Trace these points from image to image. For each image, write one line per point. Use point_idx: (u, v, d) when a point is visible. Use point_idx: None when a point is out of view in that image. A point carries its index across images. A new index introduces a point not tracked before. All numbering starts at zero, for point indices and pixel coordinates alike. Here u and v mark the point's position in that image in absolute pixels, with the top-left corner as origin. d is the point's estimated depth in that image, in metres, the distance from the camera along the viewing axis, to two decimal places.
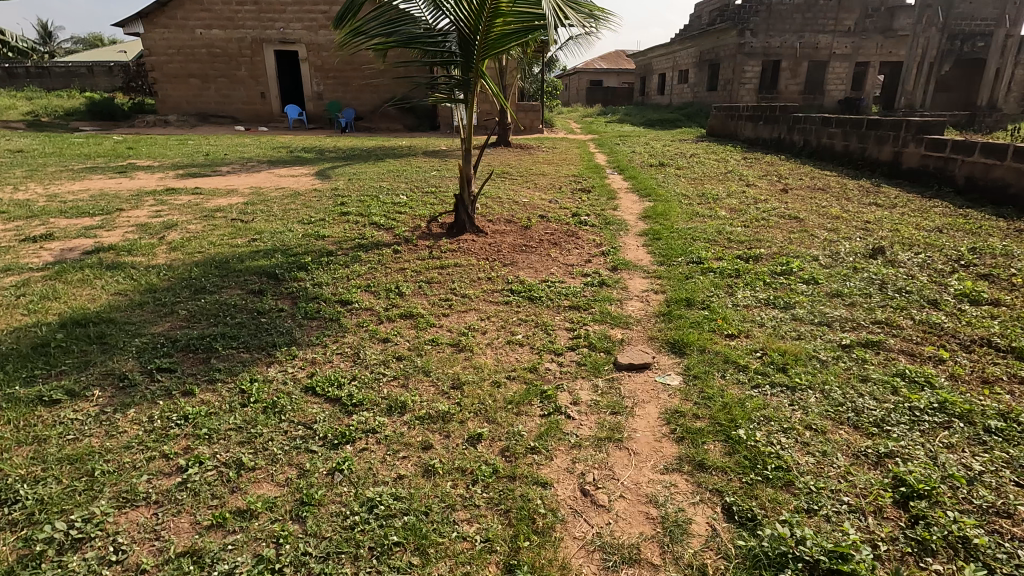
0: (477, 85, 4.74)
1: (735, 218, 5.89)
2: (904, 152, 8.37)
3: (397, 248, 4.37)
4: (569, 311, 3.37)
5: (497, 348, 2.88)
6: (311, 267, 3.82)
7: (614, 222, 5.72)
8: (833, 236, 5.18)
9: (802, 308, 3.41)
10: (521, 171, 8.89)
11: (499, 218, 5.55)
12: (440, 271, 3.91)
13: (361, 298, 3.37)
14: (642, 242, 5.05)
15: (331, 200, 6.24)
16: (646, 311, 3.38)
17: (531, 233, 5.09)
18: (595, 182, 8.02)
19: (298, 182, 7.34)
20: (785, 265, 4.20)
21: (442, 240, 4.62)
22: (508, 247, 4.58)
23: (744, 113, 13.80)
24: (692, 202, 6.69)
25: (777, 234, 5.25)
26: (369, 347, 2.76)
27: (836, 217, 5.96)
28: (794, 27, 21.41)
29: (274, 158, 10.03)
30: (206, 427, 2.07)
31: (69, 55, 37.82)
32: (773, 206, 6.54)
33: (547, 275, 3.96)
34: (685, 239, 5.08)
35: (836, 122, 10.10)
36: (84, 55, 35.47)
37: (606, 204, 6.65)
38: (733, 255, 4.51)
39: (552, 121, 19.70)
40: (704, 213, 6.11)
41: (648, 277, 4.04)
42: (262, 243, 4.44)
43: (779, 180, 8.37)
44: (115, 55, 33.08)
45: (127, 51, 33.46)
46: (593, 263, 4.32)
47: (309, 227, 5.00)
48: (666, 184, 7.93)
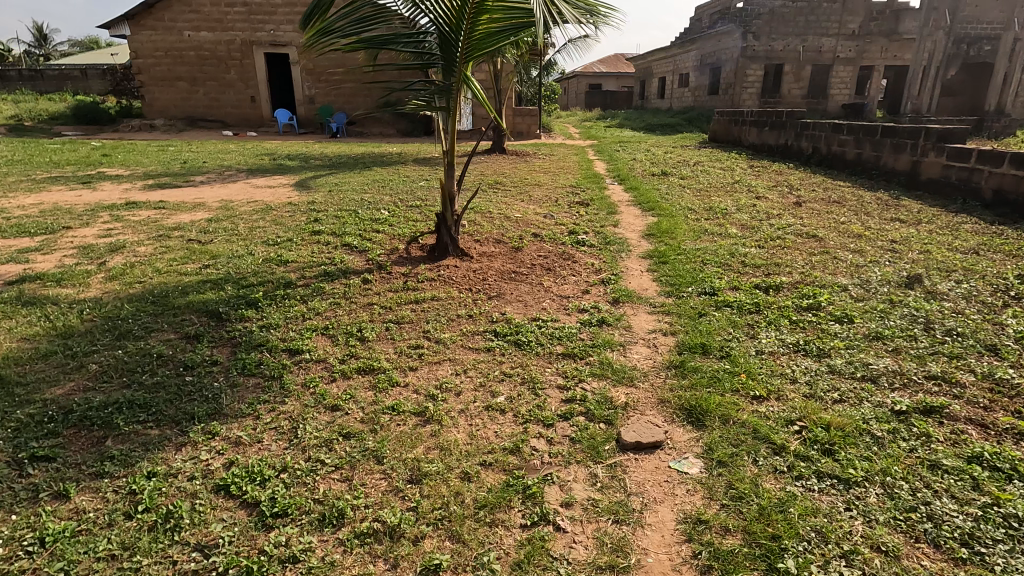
0: (460, 92, 4.18)
1: (748, 237, 5.38)
2: (923, 162, 7.87)
3: (368, 276, 3.84)
4: (563, 362, 2.84)
5: (473, 417, 2.34)
6: (263, 303, 3.28)
7: (615, 242, 5.20)
8: (859, 259, 4.66)
9: (839, 358, 2.88)
10: (517, 181, 8.38)
11: (488, 237, 5.03)
12: (414, 307, 3.38)
13: (315, 346, 2.83)
14: (646, 266, 4.53)
15: (305, 216, 5.71)
16: (655, 362, 2.85)
17: (522, 255, 4.57)
18: (593, 194, 7.51)
19: (274, 194, 6.83)
20: (811, 298, 3.67)
21: (421, 266, 4.09)
22: (496, 274, 4.05)
23: (749, 119, 13.30)
24: (699, 217, 6.18)
25: (796, 257, 4.74)
26: (312, 419, 2.23)
27: (858, 236, 5.46)
28: (797, 30, 20.95)
29: (256, 166, 9.51)
30: (65, 559, 1.53)
31: (64, 58, 37.60)
32: (787, 222, 6.03)
33: (538, 311, 3.44)
34: (695, 262, 4.57)
35: (847, 129, 9.61)
36: (78, 57, 35.16)
37: (606, 219, 6.13)
38: (749, 284, 4.00)
39: (550, 126, 19.21)
40: (713, 230, 5.60)
41: (654, 313, 3.52)
42: (216, 270, 3.91)
43: (790, 191, 7.87)
44: (109, 57, 32.62)
45: (121, 54, 33.19)
46: (591, 293, 3.80)
47: (274, 249, 4.47)
48: (669, 196, 7.43)
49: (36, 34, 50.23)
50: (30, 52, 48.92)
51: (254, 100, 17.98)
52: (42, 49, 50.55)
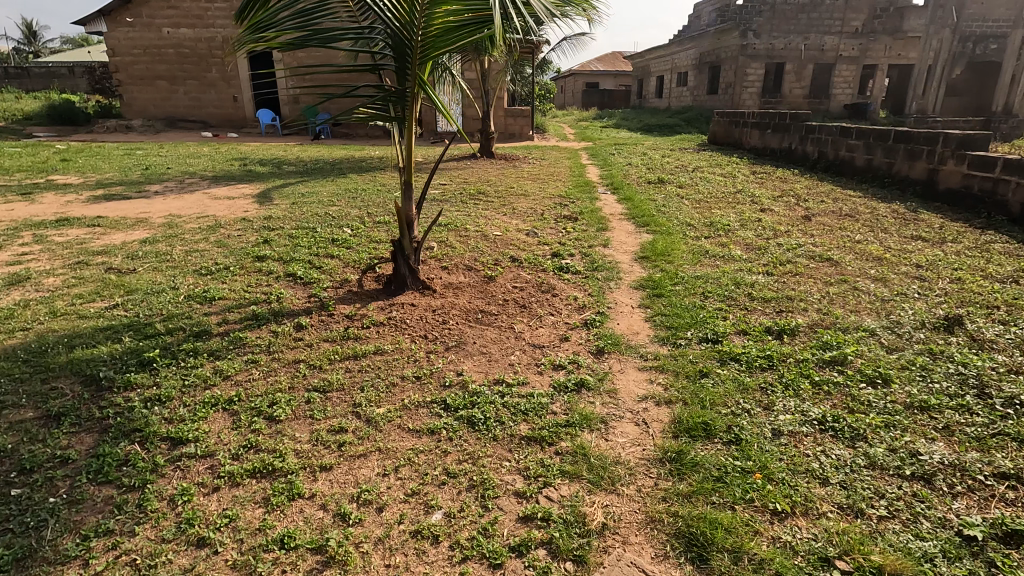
0: (418, 99, 3.53)
1: (752, 260, 4.79)
2: (941, 170, 7.27)
3: (305, 320, 3.21)
4: (526, 450, 2.21)
5: (393, 553, 1.71)
6: (159, 364, 2.64)
7: (604, 267, 4.59)
8: (883, 290, 4.05)
9: (878, 444, 2.25)
10: (502, 191, 7.76)
11: (458, 263, 4.41)
12: (350, 365, 2.74)
13: (207, 433, 2.19)
14: (637, 299, 3.93)
15: (256, 235, 5.07)
16: (644, 450, 2.22)
17: (495, 287, 3.95)
18: (583, 206, 6.90)
19: (231, 208, 6.19)
20: (836, 349, 3.05)
21: (371, 305, 3.46)
22: (460, 314, 3.43)
23: (750, 121, 12.69)
24: (699, 234, 5.56)
25: (809, 287, 4.14)
26: (163, 566, 1.60)
27: (877, 259, 4.85)
28: (799, 28, 20.29)
29: (223, 173, 8.86)
30: None
31: (52, 56, 36.95)
32: (797, 240, 5.42)
33: (503, 370, 2.81)
34: (693, 296, 3.96)
35: (856, 133, 9.01)
36: (66, 54, 34.50)
37: (595, 237, 5.52)
38: (758, 326, 3.39)
39: (544, 127, 18.56)
40: (714, 251, 5.00)
41: (645, 370, 2.89)
42: (124, 313, 3.27)
43: (797, 202, 7.26)
44: (88, 54, 31.63)
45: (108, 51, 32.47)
46: (571, 341, 3.18)
47: (205, 282, 3.83)
48: (666, 208, 6.80)
49: (23, 30, 49.22)
50: (17, 48, 48.18)
51: (236, 100, 17.30)
52: (31, 45, 49.95)
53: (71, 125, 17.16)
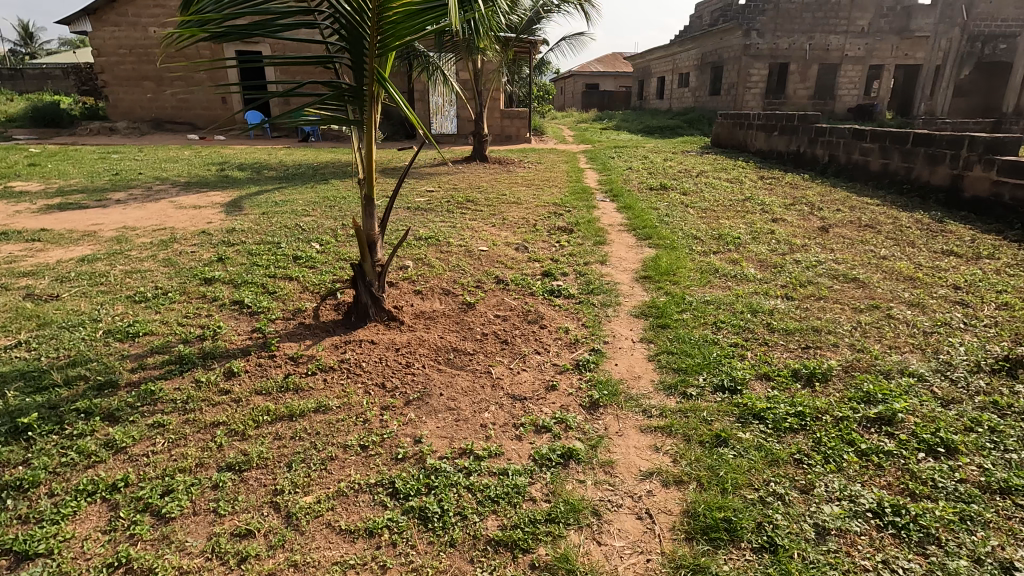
0: (380, 99, 2.99)
1: (769, 280, 4.25)
2: (966, 176, 6.73)
3: (239, 364, 2.66)
4: (492, 563, 1.67)
5: None
6: (37, 432, 2.09)
7: (601, 289, 4.06)
8: (923, 319, 3.52)
9: (958, 552, 1.71)
10: (492, 198, 7.22)
11: (435, 286, 3.87)
12: (282, 431, 2.20)
13: (67, 542, 1.64)
14: (639, 331, 3.39)
15: (213, 251, 4.53)
16: (649, 564, 1.69)
17: (474, 316, 3.41)
18: (579, 215, 6.38)
19: (193, 220, 5.65)
20: (881, 404, 2.51)
21: (324, 343, 2.92)
22: (429, 355, 2.88)
23: (755, 123, 12.17)
24: (706, 249, 5.03)
25: (836, 315, 3.59)
26: None
27: (909, 279, 4.29)
28: (804, 27, 19.75)
29: (198, 179, 8.34)
30: None
31: (48, 57, 36.55)
32: (815, 256, 4.88)
33: (472, 434, 2.26)
34: (703, 326, 3.41)
35: (871, 136, 8.49)
36: (60, 56, 34.07)
37: (592, 252, 4.99)
38: (783, 370, 2.84)
39: (542, 128, 18.04)
40: (724, 270, 4.46)
41: (648, 433, 2.34)
42: (23, 355, 2.73)
43: (811, 211, 6.71)
44: (81, 55, 31.13)
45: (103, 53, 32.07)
46: (559, 391, 2.64)
47: (135, 312, 3.29)
48: (670, 218, 6.26)
49: (20, 31, 48.84)
50: (14, 50, 47.84)
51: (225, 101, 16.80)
52: (26, 46, 49.54)
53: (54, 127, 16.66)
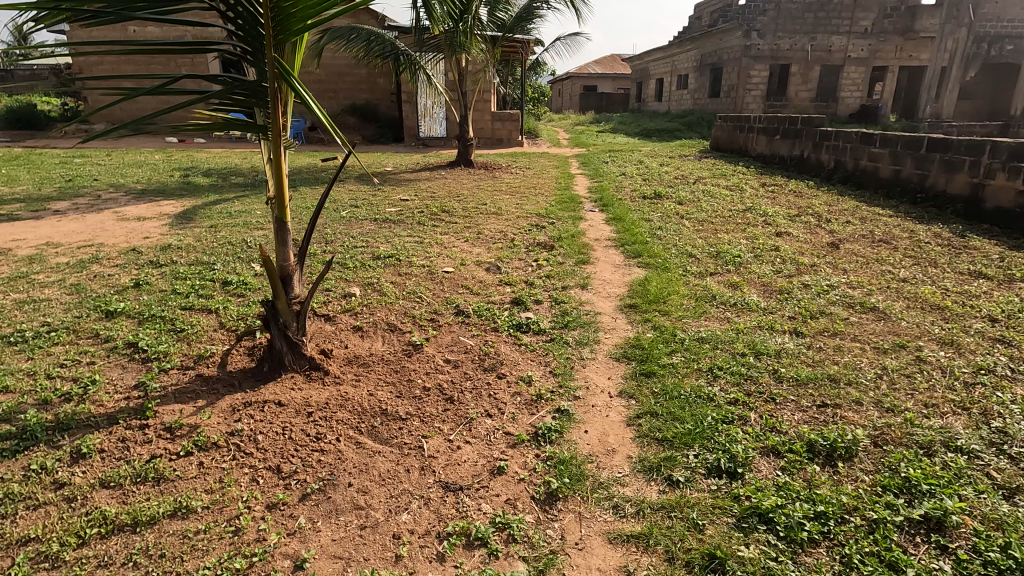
0: (288, 103, 2.38)
1: (774, 309, 3.67)
2: (988, 185, 6.14)
3: (94, 440, 2.06)
4: None
5: None
6: None
7: (578, 322, 3.47)
8: (962, 364, 2.92)
9: None
10: (470, 208, 6.65)
11: (380, 320, 3.26)
12: (113, 554, 1.60)
13: None
14: (618, 380, 2.80)
15: (134, 274, 3.95)
16: None
17: (418, 362, 2.81)
18: (564, 228, 5.80)
19: (131, 234, 5.07)
20: (927, 497, 1.91)
21: (220, 404, 2.33)
22: (350, 421, 2.28)
23: (756, 126, 11.62)
24: (702, 270, 4.45)
25: (857, 359, 3.00)
26: None
27: (937, 309, 3.70)
28: (806, 28, 19.19)
29: (157, 185, 7.79)
30: None
31: None
32: (826, 278, 4.29)
33: (378, 554, 1.67)
34: (697, 376, 2.82)
35: (881, 140, 7.93)
36: None
37: (573, 273, 4.40)
38: (795, 441, 2.25)
39: (536, 131, 17.47)
40: (722, 297, 3.87)
41: (618, 547, 1.75)
42: None
43: (818, 223, 6.14)
44: None
45: None
46: (508, 477, 2.03)
47: (2, 358, 2.70)
48: (662, 232, 5.67)
49: None
50: None
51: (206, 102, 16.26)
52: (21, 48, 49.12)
53: (31, 129, 16.13)
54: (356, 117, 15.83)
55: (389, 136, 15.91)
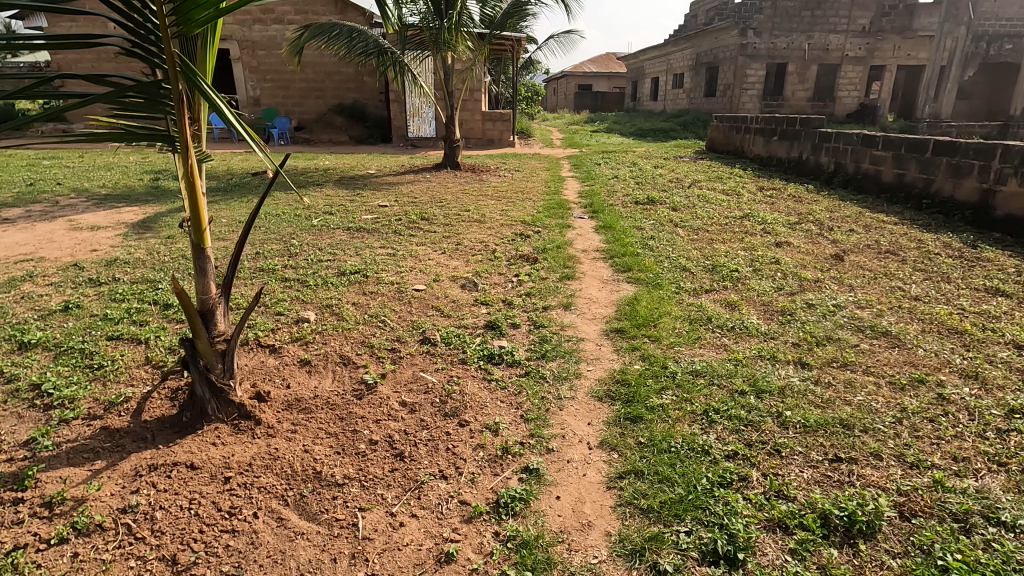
0: (200, 110, 1.99)
1: (775, 335, 3.32)
2: (998, 191, 5.82)
3: None
4: None
5: None
6: None
7: (557, 351, 3.10)
8: (992, 403, 2.57)
9: None
10: (451, 215, 6.28)
11: (333, 352, 2.88)
12: None
13: None
14: (599, 425, 2.43)
15: (67, 295, 3.56)
16: None
17: (369, 406, 2.44)
18: (550, 237, 5.44)
19: (79, 246, 4.68)
20: None
21: (119, 469, 1.95)
22: (275, 489, 1.91)
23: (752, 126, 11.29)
24: (696, 287, 4.10)
25: (871, 398, 2.64)
26: None
27: (956, 333, 3.35)
28: (803, 26, 18.87)
29: (124, 190, 7.39)
30: None
31: None
32: (830, 295, 3.93)
33: None
34: (689, 422, 2.45)
35: (884, 143, 7.61)
36: None
37: (556, 290, 4.04)
38: (806, 512, 1.88)
39: (529, 131, 17.09)
40: (718, 319, 3.51)
41: None
42: None
43: (820, 232, 5.80)
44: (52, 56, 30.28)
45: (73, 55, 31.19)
46: (457, 568, 1.66)
47: None
48: (654, 242, 5.31)
49: None
50: None
51: None
52: None
53: None
54: (343, 117, 15.43)
55: (377, 137, 15.51)
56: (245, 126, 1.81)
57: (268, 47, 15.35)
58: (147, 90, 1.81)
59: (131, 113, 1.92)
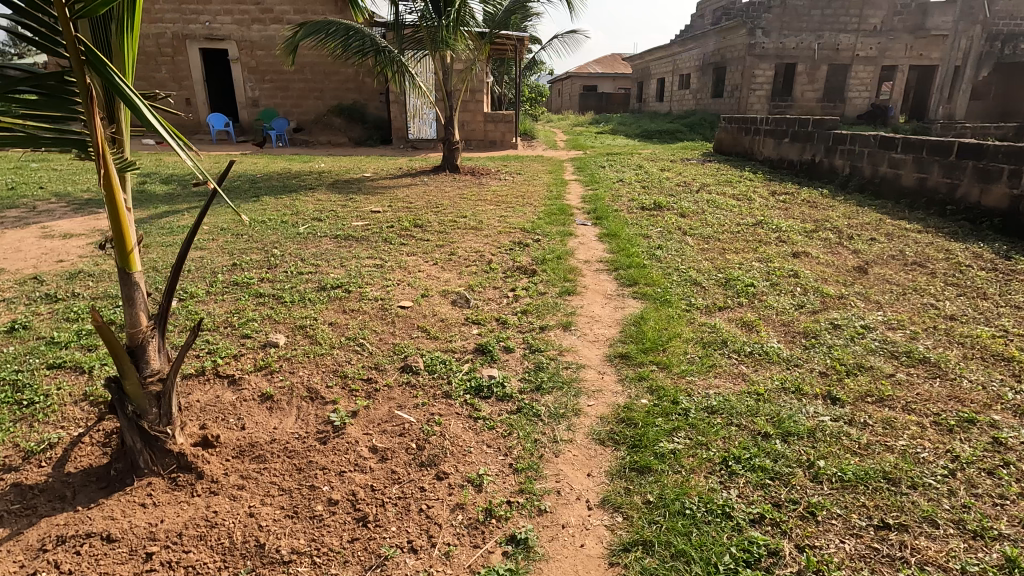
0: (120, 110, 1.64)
1: (799, 362, 2.97)
2: None
3: None
4: None
5: None
6: None
7: (554, 381, 2.76)
8: None
9: None
10: (446, 221, 5.96)
11: (300, 383, 2.55)
12: None
13: None
14: (601, 477, 2.09)
15: (19, 313, 3.26)
16: None
17: (334, 453, 2.10)
18: (550, 246, 5.11)
19: (46, 256, 4.39)
20: None
21: (24, 544, 1.63)
22: (206, 570, 1.58)
23: (762, 128, 10.92)
24: (709, 304, 3.75)
25: (914, 444, 2.28)
26: None
27: (1003, 361, 2.98)
28: (812, 25, 18.47)
29: (108, 194, 7.10)
30: None
31: None
32: (857, 315, 3.57)
33: None
34: (706, 474, 2.10)
35: (903, 145, 7.24)
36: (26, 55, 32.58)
37: (554, 307, 3.70)
38: None
39: (533, 132, 16.75)
40: (734, 343, 3.16)
41: None
42: None
43: (839, 240, 5.43)
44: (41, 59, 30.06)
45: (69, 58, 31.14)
46: None
47: None
48: (662, 251, 4.96)
49: None
50: None
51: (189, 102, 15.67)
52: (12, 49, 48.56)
53: None
54: (343, 118, 15.15)
55: (377, 138, 15.21)
56: (168, 128, 1.45)
57: (267, 47, 15.10)
58: (41, 83, 1.51)
59: (35, 112, 1.57)
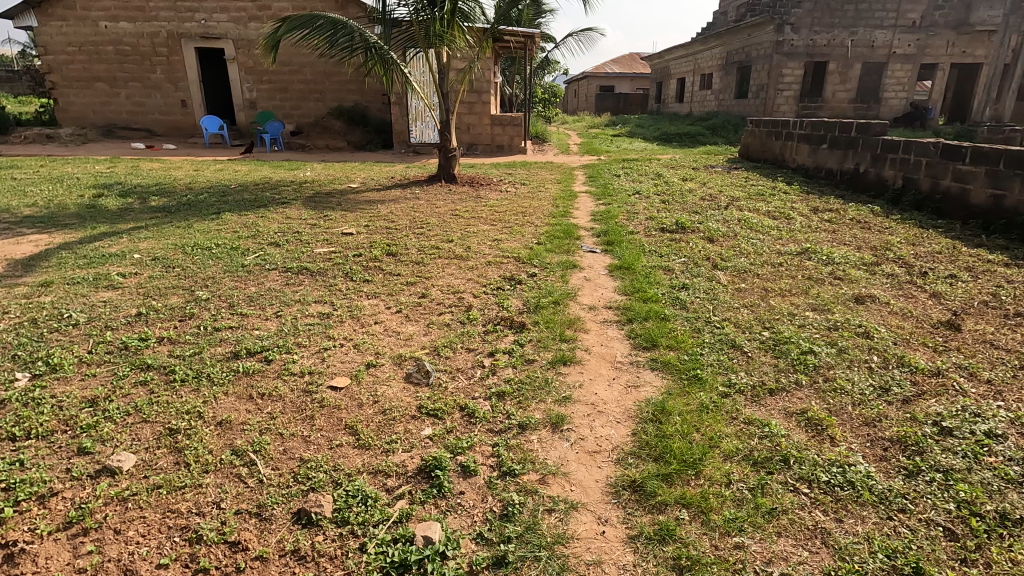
0: None
1: (906, 507, 1.94)
2: None
3: None
4: None
5: None
6: None
7: (528, 543, 1.78)
8: None
9: None
10: (426, 248, 4.99)
11: (117, 562, 1.62)
12: None
13: None
14: None
15: None
16: None
17: None
18: (546, 285, 4.11)
19: None
20: None
21: None
22: None
23: (797, 132, 9.77)
24: (757, 386, 2.71)
25: None
26: None
27: None
28: (845, 21, 17.18)
29: (53, 209, 6.26)
30: None
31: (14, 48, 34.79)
32: (974, 410, 2.50)
33: None
34: None
35: (973, 156, 6.11)
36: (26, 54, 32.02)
37: (543, 388, 2.71)
38: None
39: (544, 135, 15.73)
40: (801, 466, 2.14)
41: None
42: None
43: (909, 277, 4.36)
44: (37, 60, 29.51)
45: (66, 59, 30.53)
46: None
47: None
48: (687, 294, 3.94)
49: None
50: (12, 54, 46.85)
51: (185, 104, 15.00)
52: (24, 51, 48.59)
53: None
54: (342, 120, 14.30)
55: (379, 143, 14.32)
56: None
57: None
58: None
59: None
